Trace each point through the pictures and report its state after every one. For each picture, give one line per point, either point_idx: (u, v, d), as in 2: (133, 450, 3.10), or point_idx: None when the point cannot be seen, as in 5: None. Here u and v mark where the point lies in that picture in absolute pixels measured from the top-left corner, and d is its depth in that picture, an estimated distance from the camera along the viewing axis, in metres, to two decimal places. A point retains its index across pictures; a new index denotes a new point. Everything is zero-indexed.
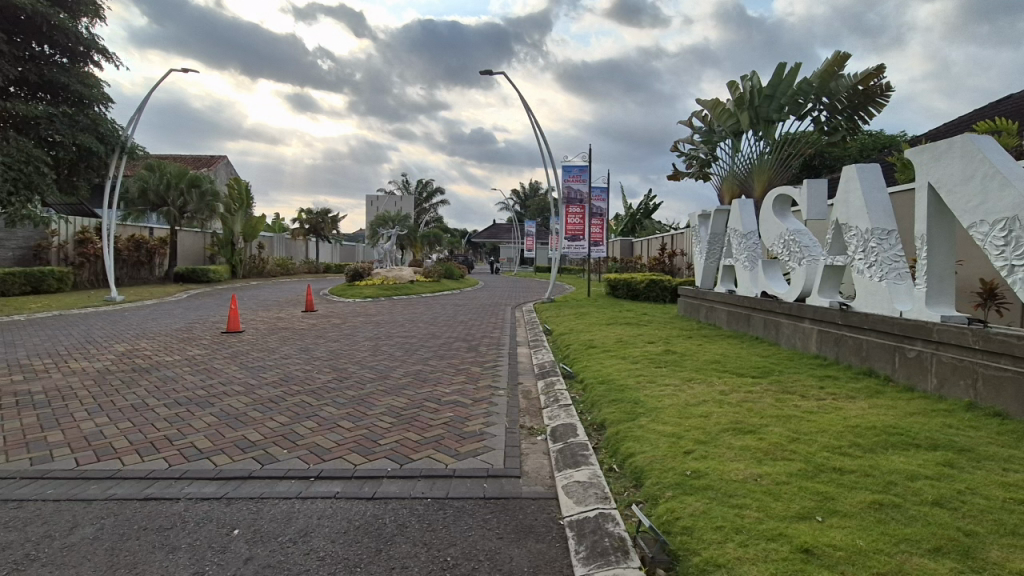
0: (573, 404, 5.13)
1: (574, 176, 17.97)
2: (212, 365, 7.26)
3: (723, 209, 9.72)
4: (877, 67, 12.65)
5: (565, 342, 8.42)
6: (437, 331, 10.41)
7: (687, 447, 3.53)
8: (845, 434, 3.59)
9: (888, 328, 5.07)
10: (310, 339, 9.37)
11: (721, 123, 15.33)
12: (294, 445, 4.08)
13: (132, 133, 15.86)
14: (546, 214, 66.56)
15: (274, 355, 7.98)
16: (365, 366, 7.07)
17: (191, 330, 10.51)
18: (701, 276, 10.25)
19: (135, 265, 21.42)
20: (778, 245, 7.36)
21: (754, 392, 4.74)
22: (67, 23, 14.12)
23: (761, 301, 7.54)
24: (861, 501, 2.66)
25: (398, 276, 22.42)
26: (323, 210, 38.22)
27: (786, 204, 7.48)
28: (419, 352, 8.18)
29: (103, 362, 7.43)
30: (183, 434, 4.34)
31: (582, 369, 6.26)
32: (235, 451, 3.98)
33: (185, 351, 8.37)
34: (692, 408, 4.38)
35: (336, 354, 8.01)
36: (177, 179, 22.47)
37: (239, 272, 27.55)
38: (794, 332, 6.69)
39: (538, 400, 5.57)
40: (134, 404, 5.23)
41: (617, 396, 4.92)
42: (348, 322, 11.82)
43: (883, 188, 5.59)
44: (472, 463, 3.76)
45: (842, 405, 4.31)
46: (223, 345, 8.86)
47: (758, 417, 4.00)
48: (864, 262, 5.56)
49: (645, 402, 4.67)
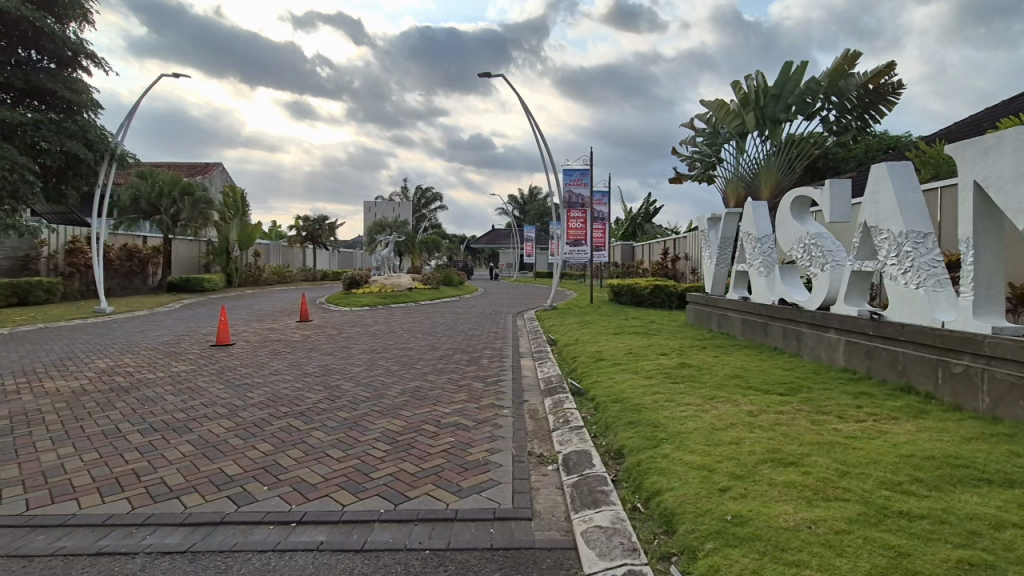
0: (585, 426, 4.67)
1: (575, 180, 17.69)
2: (197, 382, 6.82)
3: (735, 212, 9.29)
4: (887, 64, 12.28)
5: (571, 354, 7.97)
6: (437, 343, 9.93)
7: (721, 484, 3.10)
8: (901, 465, 3.15)
9: (929, 340, 4.63)
10: (302, 353, 8.92)
11: (726, 124, 14.93)
12: (274, 481, 3.63)
13: (123, 139, 15.39)
14: (545, 220, 66.25)
15: (263, 371, 7.50)
16: (360, 383, 6.60)
17: (179, 344, 10.04)
18: (711, 282, 9.83)
19: (127, 275, 20.97)
20: (797, 249, 6.94)
21: (783, 413, 4.32)
22: (53, 28, 13.77)
23: (780, 309, 7.10)
24: (945, 559, 2.22)
25: (396, 283, 21.95)
26: (320, 217, 37.81)
27: (805, 205, 7.05)
28: (417, 366, 7.70)
29: (80, 380, 6.96)
30: (154, 468, 3.89)
31: (593, 386, 5.81)
32: (209, 488, 3.53)
33: (169, 367, 7.90)
34: (718, 433, 3.95)
35: (329, 369, 7.56)
36: (170, 186, 21.99)
37: (234, 281, 27.22)
38: (819, 343, 6.26)
39: (546, 421, 5.11)
40: (104, 431, 4.77)
41: (634, 419, 4.48)
42: (343, 333, 11.35)
43: (916, 186, 5.17)
44: (478, 503, 3.30)
45: (887, 429, 3.86)
46: (209, 360, 8.37)
47: (795, 444, 3.59)
48: (898, 268, 5.15)
49: (667, 425, 4.24)
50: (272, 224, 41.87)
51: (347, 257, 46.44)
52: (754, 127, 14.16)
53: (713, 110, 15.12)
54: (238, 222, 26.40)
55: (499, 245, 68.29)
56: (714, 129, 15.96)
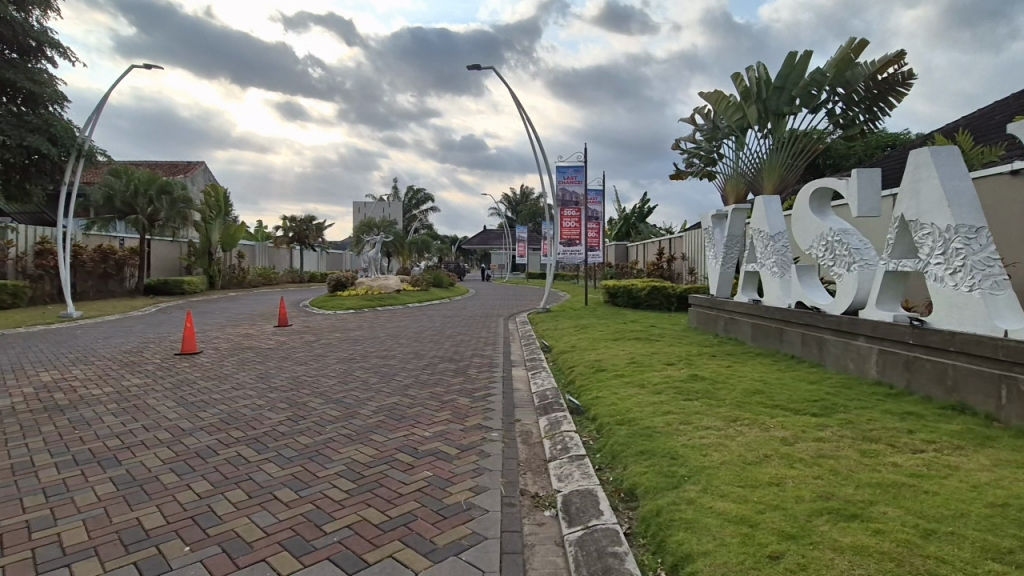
0: (587, 455, 3.97)
1: (569, 177, 16.73)
2: (147, 399, 6.02)
3: (742, 208, 8.61)
4: (897, 53, 11.68)
5: (568, 363, 7.25)
6: (421, 350, 9.18)
7: (770, 547, 2.38)
8: (999, 520, 2.46)
9: (988, 352, 3.97)
10: (273, 363, 8.14)
11: (726, 117, 14.28)
12: (200, 538, 2.88)
13: (90, 132, 14.39)
14: (536, 220, 65.58)
15: (224, 385, 6.70)
16: (330, 400, 5.84)
17: (140, 353, 9.19)
18: (717, 283, 9.16)
19: (102, 277, 20.03)
20: (817, 248, 6.27)
21: (822, 441, 3.65)
22: (14, 15, 12.90)
23: (799, 313, 6.43)
24: None
25: (384, 284, 21.18)
26: (307, 216, 36.75)
27: (825, 198, 6.38)
28: (396, 379, 6.93)
29: (14, 397, 6.15)
30: (54, 520, 3.11)
31: (594, 403, 5.10)
32: (114, 550, 2.78)
33: (121, 380, 7.07)
34: (750, 468, 3.27)
35: (299, 382, 6.80)
36: (147, 184, 20.98)
37: (216, 283, 26.29)
38: (847, 352, 5.57)
39: (541, 447, 4.39)
40: (11, 466, 3.98)
41: (646, 448, 3.78)
42: (321, 340, 10.56)
43: (965, 174, 4.50)
44: (455, 572, 2.57)
45: (957, 463, 3.18)
46: (168, 372, 7.55)
47: (850, 486, 2.91)
48: (944, 267, 4.49)
49: (687, 458, 3.54)
50: (257, 225, 40.80)
51: (336, 258, 45.62)
52: (756, 121, 13.59)
53: (712, 103, 14.48)
54: (222, 222, 25.42)
55: (490, 246, 67.59)
56: (714, 124, 15.38)
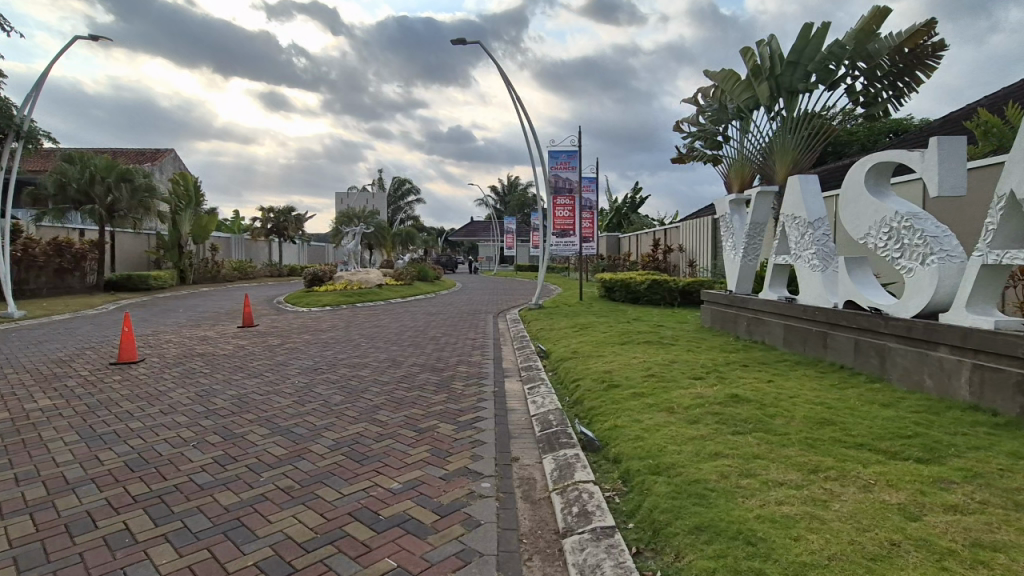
0: (620, 527, 2.80)
1: (561, 164, 15.47)
2: (41, 431, 4.70)
3: (768, 191, 7.47)
4: (925, 22, 10.58)
5: (572, 374, 6.08)
6: (399, 357, 7.94)
7: None
8: None
9: None
10: (223, 375, 6.87)
11: (734, 97, 13.12)
12: None
13: (26, 111, 12.87)
14: (525, 211, 64.40)
15: (150, 408, 5.42)
16: (276, 431, 4.59)
17: (68, 363, 7.79)
18: (737, 278, 8.02)
19: (57, 273, 18.40)
20: (876, 235, 5.15)
21: (959, 512, 2.52)
22: None
23: (853, 315, 5.30)
24: None
25: (365, 279, 19.87)
26: (286, 207, 35.13)
27: (884, 175, 5.25)
28: (365, 397, 5.69)
29: None
30: None
31: (614, 437, 3.94)
32: None
33: (25, 402, 5.73)
34: (881, 571, 2.12)
35: (246, 402, 5.55)
36: (105, 172, 19.41)
37: (187, 278, 24.68)
38: (921, 365, 4.46)
39: (550, 507, 3.22)
40: None
41: (704, 520, 2.63)
42: (288, 344, 9.25)
43: None
44: None
45: None
46: (91, 390, 6.23)
47: None
48: None
49: (771, 542, 2.39)
50: (235, 217, 38.96)
51: (318, 253, 44.16)
52: (767, 100, 12.43)
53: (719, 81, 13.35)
54: (192, 212, 23.88)
55: (478, 238, 66.29)
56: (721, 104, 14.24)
